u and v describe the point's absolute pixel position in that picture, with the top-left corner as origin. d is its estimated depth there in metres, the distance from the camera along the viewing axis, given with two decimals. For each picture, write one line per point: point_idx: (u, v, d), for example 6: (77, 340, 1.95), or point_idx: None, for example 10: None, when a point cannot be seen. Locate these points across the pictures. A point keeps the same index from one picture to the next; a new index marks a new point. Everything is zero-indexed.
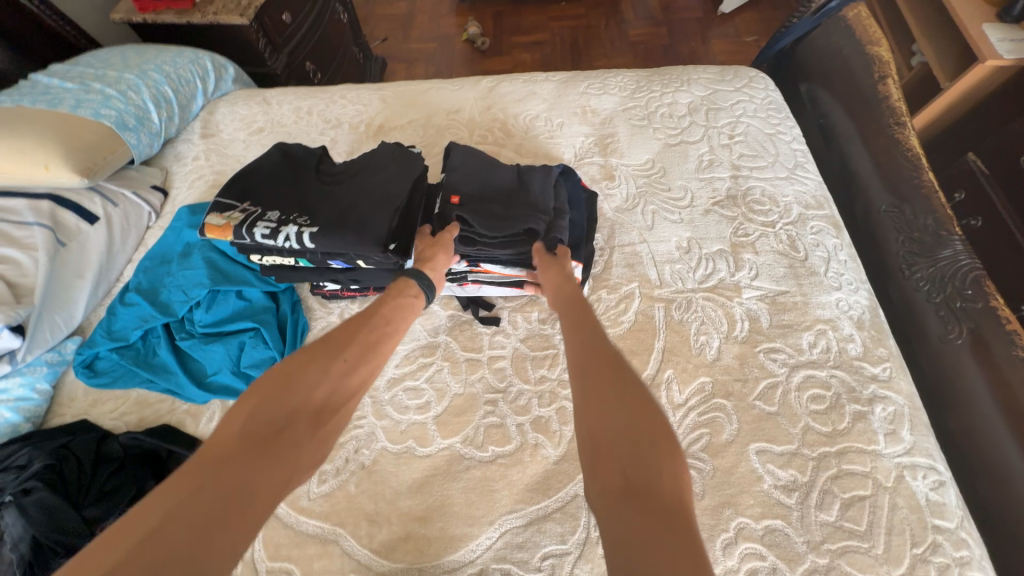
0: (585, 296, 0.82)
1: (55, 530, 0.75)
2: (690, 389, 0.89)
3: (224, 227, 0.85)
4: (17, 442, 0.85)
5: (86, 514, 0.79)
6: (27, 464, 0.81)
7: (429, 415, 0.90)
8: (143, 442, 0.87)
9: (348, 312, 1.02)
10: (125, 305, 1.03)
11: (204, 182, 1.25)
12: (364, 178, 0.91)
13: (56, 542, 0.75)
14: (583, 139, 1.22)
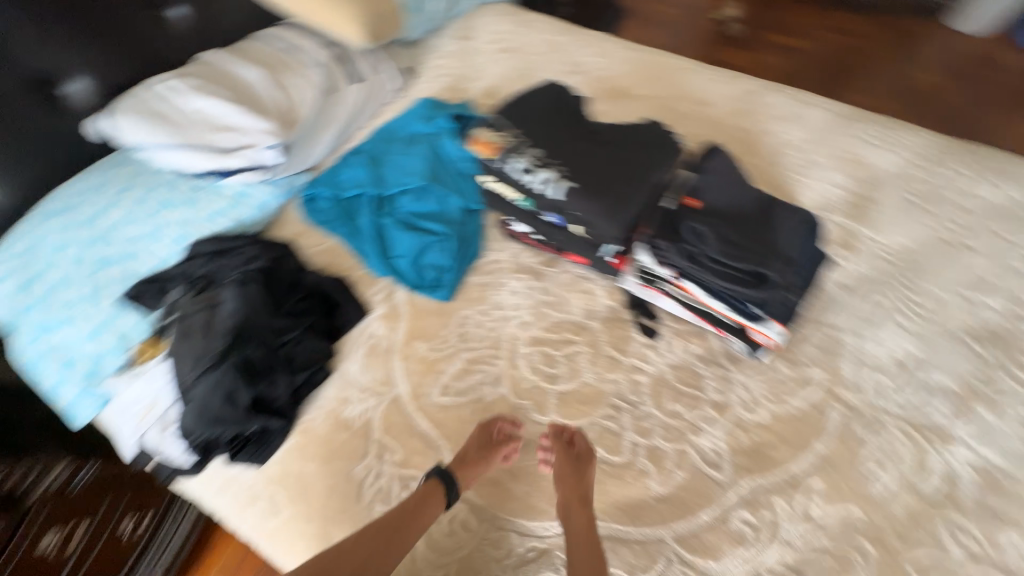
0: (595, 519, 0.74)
1: (258, 319, 0.90)
2: (833, 511, 0.78)
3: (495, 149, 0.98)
4: (249, 238, 1.03)
5: (279, 320, 0.93)
6: (253, 259, 0.99)
7: (555, 387, 0.91)
8: (330, 286, 1.01)
9: (520, 257, 1.06)
10: (349, 163, 1.16)
11: (442, 83, 1.36)
12: (622, 153, 0.90)
13: (255, 329, 0.89)
14: (833, 190, 1.06)
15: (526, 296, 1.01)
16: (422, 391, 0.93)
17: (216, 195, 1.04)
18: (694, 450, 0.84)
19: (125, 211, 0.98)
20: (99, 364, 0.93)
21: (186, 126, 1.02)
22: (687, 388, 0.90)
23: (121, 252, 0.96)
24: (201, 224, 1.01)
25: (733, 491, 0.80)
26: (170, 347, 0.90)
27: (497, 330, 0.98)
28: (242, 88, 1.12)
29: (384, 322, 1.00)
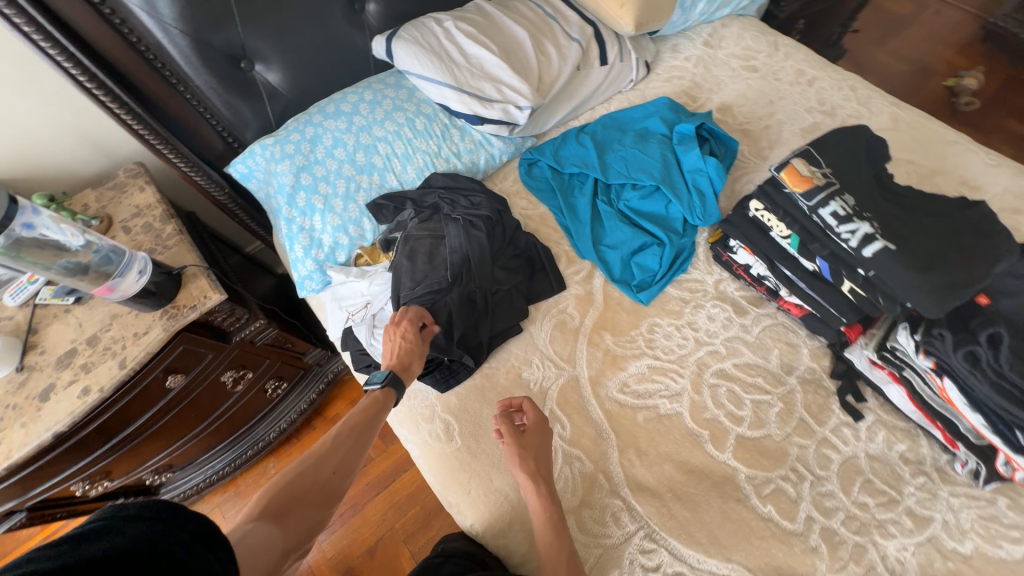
0: (547, 478, 0.79)
1: (475, 264, 0.98)
2: None
3: (803, 178, 0.71)
4: (477, 186, 1.09)
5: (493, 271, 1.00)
6: (478, 206, 1.06)
7: (737, 428, 0.89)
8: (536, 252, 1.06)
9: (726, 286, 1.02)
10: (577, 141, 1.18)
11: (679, 85, 1.31)
12: (955, 228, 0.68)
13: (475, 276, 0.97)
14: None
15: (725, 327, 0.98)
16: (601, 382, 0.94)
17: (461, 138, 1.11)
18: (879, 553, 0.78)
19: (392, 130, 1.06)
20: (333, 252, 1.05)
21: (461, 69, 1.08)
22: (884, 486, 0.83)
23: (379, 165, 1.06)
24: (444, 161, 1.10)
25: None
26: (397, 261, 0.99)
27: (687, 350, 0.96)
28: (511, 44, 1.16)
29: (577, 303, 1.02)
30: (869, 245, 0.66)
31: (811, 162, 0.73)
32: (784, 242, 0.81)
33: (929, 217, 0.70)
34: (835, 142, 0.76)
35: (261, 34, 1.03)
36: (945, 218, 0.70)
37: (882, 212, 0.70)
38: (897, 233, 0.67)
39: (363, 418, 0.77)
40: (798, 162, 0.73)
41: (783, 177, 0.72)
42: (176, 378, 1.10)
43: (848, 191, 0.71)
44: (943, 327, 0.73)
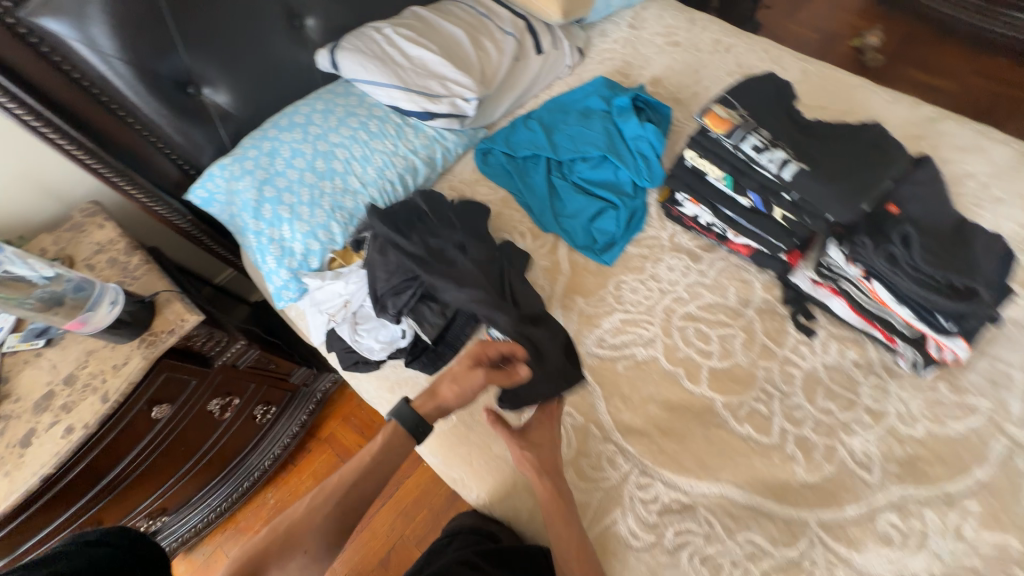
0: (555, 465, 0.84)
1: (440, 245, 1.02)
2: (989, 535, 0.78)
3: (722, 121, 0.80)
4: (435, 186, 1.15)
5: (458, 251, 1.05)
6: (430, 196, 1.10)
7: (708, 362, 0.96)
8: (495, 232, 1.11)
9: (680, 238, 1.10)
10: (525, 126, 1.25)
11: (612, 66, 1.41)
12: (856, 145, 0.78)
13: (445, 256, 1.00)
14: (1017, 228, 1.03)
15: (684, 275, 1.06)
16: (579, 340, 1.00)
17: (415, 135, 1.16)
18: (844, 449, 0.87)
19: (347, 135, 1.10)
20: (306, 259, 1.08)
21: (405, 70, 1.14)
22: (841, 390, 0.91)
23: (339, 169, 1.09)
24: (402, 158, 1.14)
25: (883, 493, 0.83)
26: (369, 258, 1.01)
27: (654, 300, 1.03)
28: (449, 43, 1.22)
29: (547, 274, 1.08)
30: (788, 168, 0.75)
31: (728, 106, 0.81)
32: (721, 185, 0.89)
33: (834, 140, 0.80)
34: (746, 87, 0.85)
35: (206, 59, 1.06)
36: (847, 139, 0.80)
37: (794, 140, 0.79)
38: (809, 155, 0.76)
39: (353, 477, 0.79)
40: (717, 108, 0.81)
41: (706, 123, 0.81)
42: (162, 409, 1.10)
43: (763, 126, 0.80)
44: (865, 236, 0.82)
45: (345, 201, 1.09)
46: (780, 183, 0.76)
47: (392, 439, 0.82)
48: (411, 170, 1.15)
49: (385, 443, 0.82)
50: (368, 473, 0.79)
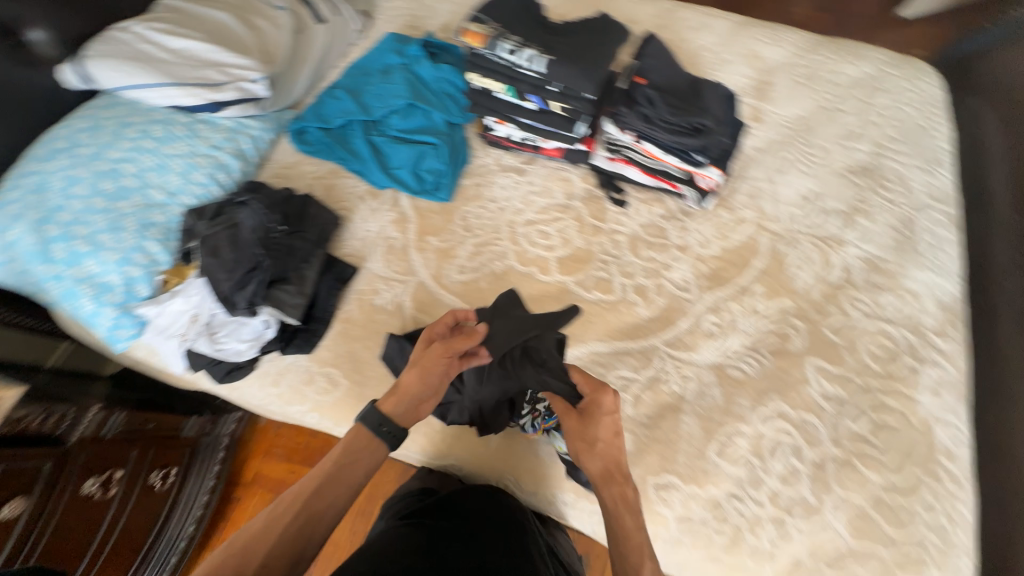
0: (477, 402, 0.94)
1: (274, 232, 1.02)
2: (772, 304, 1.03)
3: (478, 36, 0.93)
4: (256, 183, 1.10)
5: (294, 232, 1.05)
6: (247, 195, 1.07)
7: (553, 254, 1.10)
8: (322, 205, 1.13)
9: (504, 160, 1.21)
10: (332, 96, 1.24)
11: (401, 21, 1.43)
12: (588, 36, 0.96)
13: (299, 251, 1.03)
14: (743, 80, 1.31)
15: (515, 189, 1.17)
16: (441, 274, 1.07)
17: (212, 131, 1.10)
18: (668, 282, 1.07)
19: (129, 147, 1.02)
20: (131, 289, 0.98)
21: (173, 64, 1.06)
22: (656, 239, 1.11)
23: (133, 185, 1.00)
24: (205, 157, 1.08)
25: (701, 303, 1.04)
26: (203, 264, 0.95)
27: (496, 219, 1.14)
28: (217, 29, 1.16)
29: (395, 226, 1.12)
30: (540, 61, 0.91)
31: (481, 23, 0.94)
32: (506, 96, 1.00)
33: (573, 35, 0.97)
34: (494, 5, 0.98)
35: None
36: (582, 32, 0.97)
37: (542, 41, 0.95)
38: (553, 48, 0.92)
39: (324, 478, 0.72)
40: (471, 26, 0.94)
41: (466, 41, 0.93)
42: (13, 506, 0.95)
43: (511, 34, 0.94)
44: (623, 106, 1.00)
45: (152, 216, 1.00)
46: (541, 76, 0.92)
47: (359, 441, 0.76)
48: (221, 167, 1.09)
49: (348, 446, 0.76)
50: (337, 483, 0.72)
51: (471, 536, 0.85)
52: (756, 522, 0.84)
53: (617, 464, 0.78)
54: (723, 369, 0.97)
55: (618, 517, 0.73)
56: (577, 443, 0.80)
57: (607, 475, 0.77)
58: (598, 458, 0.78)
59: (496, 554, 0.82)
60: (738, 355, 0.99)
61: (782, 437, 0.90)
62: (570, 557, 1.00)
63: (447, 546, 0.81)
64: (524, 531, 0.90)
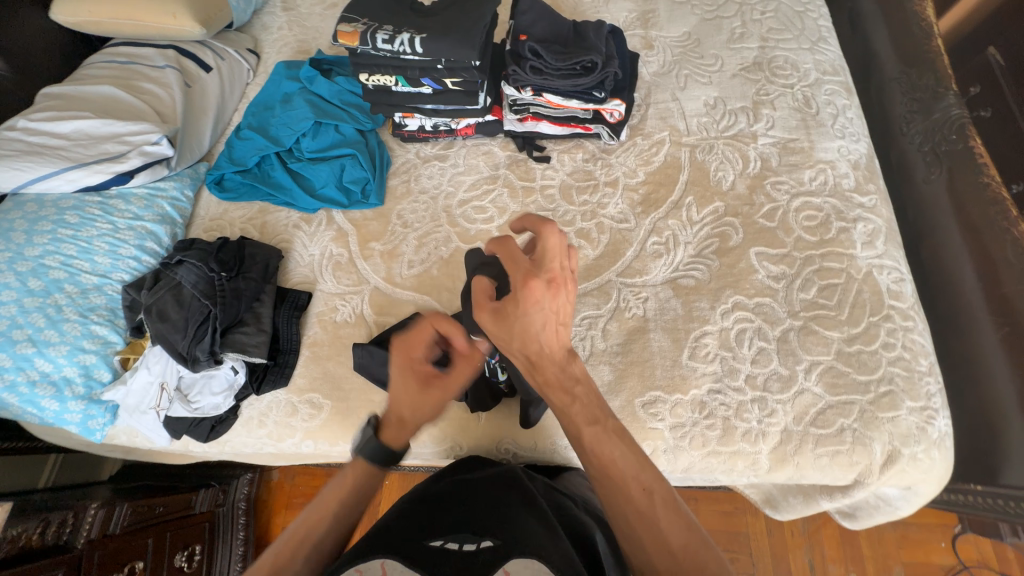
0: (497, 311, 0.64)
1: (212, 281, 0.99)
2: (706, 211, 1.08)
3: (351, 34, 0.94)
4: (188, 241, 1.08)
5: (235, 279, 1.02)
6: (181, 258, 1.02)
7: (493, 224, 1.12)
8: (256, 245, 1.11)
9: (424, 151, 1.23)
10: (240, 139, 1.24)
11: (290, 49, 1.42)
12: (455, 6, 0.98)
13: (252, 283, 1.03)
14: (627, 14, 1.35)
15: (442, 175, 1.19)
16: (393, 274, 1.09)
17: (127, 202, 1.09)
18: (606, 219, 1.10)
19: (46, 242, 1.00)
20: (92, 376, 0.97)
21: (68, 149, 1.05)
22: (585, 183, 1.15)
23: (62, 276, 0.99)
24: (128, 230, 1.06)
25: (641, 228, 1.08)
26: (154, 331, 0.95)
27: (431, 208, 1.16)
28: (104, 103, 1.14)
29: (337, 243, 1.14)
30: (415, 41, 0.93)
31: (349, 21, 0.95)
32: (401, 87, 1.02)
33: (442, 11, 0.99)
34: (361, 3, 1.00)
35: None
36: (451, 5, 0.99)
37: (413, 22, 0.96)
38: (426, 26, 0.95)
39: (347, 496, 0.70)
40: (342, 27, 0.94)
41: (342, 42, 0.94)
42: None
43: (383, 23, 0.95)
44: (513, 64, 1.04)
45: (92, 300, 1.00)
46: (420, 56, 0.94)
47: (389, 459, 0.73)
48: (148, 235, 1.08)
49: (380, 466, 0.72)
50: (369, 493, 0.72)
51: (461, 496, 0.78)
52: (741, 407, 0.91)
53: (548, 352, 0.64)
54: (677, 282, 1.02)
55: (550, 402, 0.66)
56: (510, 339, 0.64)
57: (532, 365, 0.65)
58: (518, 351, 0.65)
59: (484, 508, 0.75)
60: (687, 265, 1.03)
61: (744, 326, 0.96)
62: (584, 493, 0.93)
63: (434, 513, 0.74)
64: (519, 473, 0.84)
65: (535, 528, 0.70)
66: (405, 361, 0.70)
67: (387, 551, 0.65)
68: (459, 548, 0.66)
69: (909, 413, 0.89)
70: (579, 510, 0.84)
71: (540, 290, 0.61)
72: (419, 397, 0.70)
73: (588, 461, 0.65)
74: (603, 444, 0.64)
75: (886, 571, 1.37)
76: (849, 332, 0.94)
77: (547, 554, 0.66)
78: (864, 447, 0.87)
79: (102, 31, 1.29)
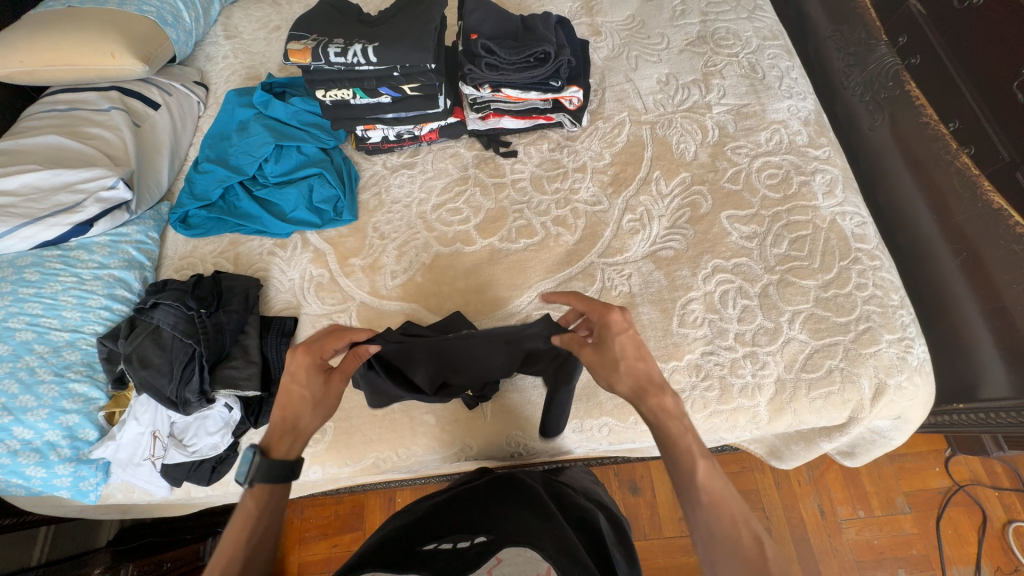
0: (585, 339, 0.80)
1: (190, 319, 0.97)
2: (674, 183, 1.11)
3: (302, 52, 0.93)
4: (160, 283, 1.06)
5: (213, 314, 0.99)
6: (155, 305, 1.00)
7: (470, 224, 1.13)
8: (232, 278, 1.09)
9: (391, 161, 1.23)
10: (200, 173, 1.21)
11: (238, 77, 1.39)
12: (404, 14, 0.99)
13: (208, 309, 0.99)
14: (571, 4, 1.38)
15: (412, 183, 1.19)
16: (378, 287, 1.08)
17: (90, 252, 1.05)
18: (580, 203, 1.12)
19: (8, 303, 0.96)
20: (78, 436, 0.93)
21: (19, 205, 1.00)
22: (554, 172, 1.16)
23: (30, 337, 0.95)
24: (94, 280, 1.03)
25: (615, 208, 1.11)
26: (138, 378, 0.93)
27: (406, 216, 1.15)
28: (50, 154, 1.10)
29: (316, 264, 1.12)
30: (369, 51, 0.92)
31: (299, 38, 0.94)
32: (360, 99, 1.01)
33: (391, 19, 1.00)
34: (307, 19, 0.99)
35: None
36: (399, 13, 1.00)
37: (364, 34, 0.96)
38: (377, 36, 0.95)
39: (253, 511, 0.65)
40: (292, 45, 0.93)
41: (294, 61, 0.93)
42: None
43: (333, 37, 0.94)
44: (468, 64, 1.04)
45: (65, 357, 0.96)
46: (376, 65, 0.94)
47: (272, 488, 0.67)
48: (117, 283, 1.05)
49: (261, 509, 0.65)
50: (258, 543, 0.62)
51: (458, 506, 0.79)
52: (735, 365, 0.94)
53: (649, 376, 0.71)
54: (657, 255, 1.04)
55: (663, 427, 0.67)
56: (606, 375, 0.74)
57: (638, 394, 0.70)
58: (627, 378, 0.71)
59: (477, 511, 0.76)
60: (664, 237, 1.06)
61: (726, 287, 0.99)
62: (585, 485, 0.96)
63: (429, 524, 0.74)
64: (512, 477, 0.86)
65: (527, 518, 0.71)
66: (312, 357, 0.76)
67: (378, 563, 0.64)
68: (452, 546, 0.66)
69: (889, 346, 0.94)
70: (580, 500, 0.86)
71: (620, 318, 0.74)
72: (315, 398, 0.74)
73: (698, 496, 0.62)
74: (717, 480, 0.63)
75: (890, 503, 1.43)
76: (824, 279, 0.99)
77: (540, 541, 0.66)
78: (853, 384, 0.92)
79: (38, 80, 1.23)
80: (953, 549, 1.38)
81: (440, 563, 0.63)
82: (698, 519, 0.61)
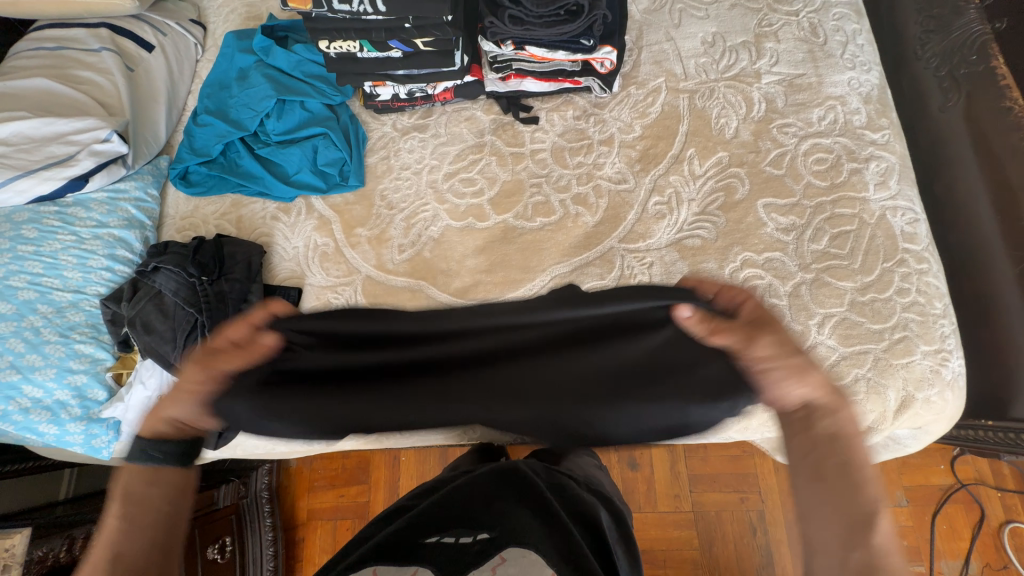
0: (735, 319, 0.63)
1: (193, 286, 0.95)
2: (709, 163, 1.01)
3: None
4: (161, 246, 1.02)
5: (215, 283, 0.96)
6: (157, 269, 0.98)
7: (484, 198, 1.05)
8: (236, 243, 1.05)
9: (401, 122, 1.14)
10: (200, 126, 1.14)
11: (237, 16, 1.27)
12: None
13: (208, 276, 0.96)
14: None
15: (423, 148, 1.11)
16: (384, 261, 1.04)
17: (87, 210, 1.00)
18: (603, 180, 1.03)
19: (7, 260, 0.93)
20: (87, 396, 0.94)
21: (9, 155, 0.95)
22: (578, 143, 1.06)
23: (33, 296, 0.93)
24: (94, 239, 0.99)
25: (642, 187, 1.02)
26: (142, 344, 0.92)
27: (416, 185, 1.08)
28: (40, 99, 1.02)
29: (320, 232, 1.07)
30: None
31: None
32: (367, 52, 0.91)
33: None
34: None
35: None
36: None
37: None
38: None
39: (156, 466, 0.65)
40: None
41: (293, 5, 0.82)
42: None
43: None
44: (489, 16, 0.91)
45: (70, 318, 0.95)
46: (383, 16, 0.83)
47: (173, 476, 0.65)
48: (118, 243, 1.01)
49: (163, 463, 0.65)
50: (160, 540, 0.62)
51: (458, 492, 0.77)
52: None
53: (839, 397, 0.58)
54: (683, 243, 0.97)
55: (848, 452, 0.56)
56: (782, 374, 0.59)
57: (830, 405, 0.58)
58: (808, 385, 0.58)
59: (478, 503, 0.74)
60: (692, 224, 0.98)
61: (755, 284, 0.93)
62: (587, 472, 0.96)
63: (431, 511, 0.73)
64: (515, 465, 0.84)
65: (529, 518, 0.70)
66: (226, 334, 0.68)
67: (378, 558, 0.64)
68: (454, 542, 0.66)
69: (923, 358, 0.88)
70: (580, 490, 0.85)
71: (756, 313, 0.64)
72: (204, 367, 0.65)
73: (873, 536, 0.51)
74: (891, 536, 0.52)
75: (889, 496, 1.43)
76: (863, 282, 0.91)
77: (543, 545, 0.65)
78: (878, 396, 0.87)
79: (22, 13, 1.14)
80: (945, 544, 1.39)
81: (442, 562, 0.63)
82: (849, 558, 0.51)
